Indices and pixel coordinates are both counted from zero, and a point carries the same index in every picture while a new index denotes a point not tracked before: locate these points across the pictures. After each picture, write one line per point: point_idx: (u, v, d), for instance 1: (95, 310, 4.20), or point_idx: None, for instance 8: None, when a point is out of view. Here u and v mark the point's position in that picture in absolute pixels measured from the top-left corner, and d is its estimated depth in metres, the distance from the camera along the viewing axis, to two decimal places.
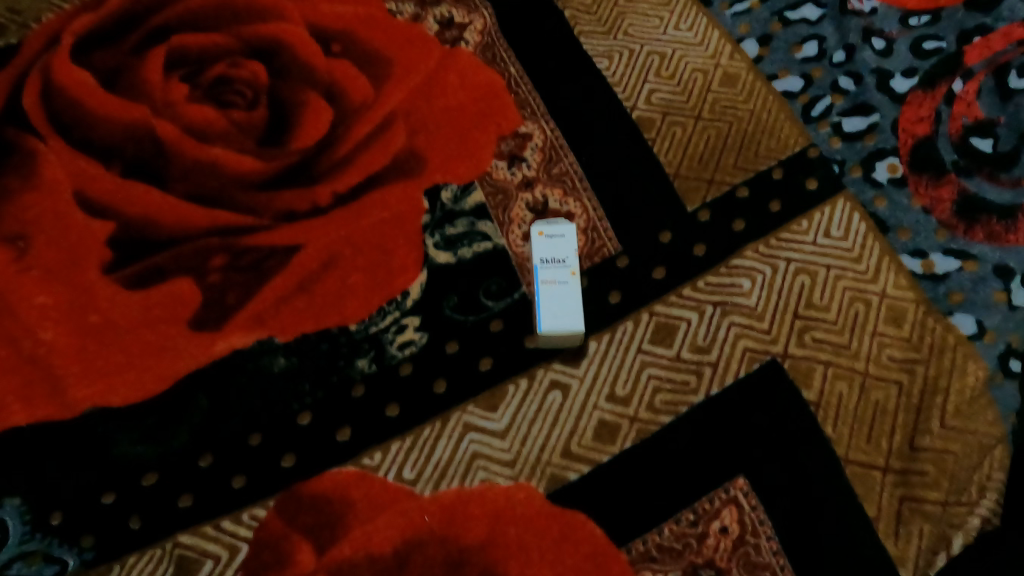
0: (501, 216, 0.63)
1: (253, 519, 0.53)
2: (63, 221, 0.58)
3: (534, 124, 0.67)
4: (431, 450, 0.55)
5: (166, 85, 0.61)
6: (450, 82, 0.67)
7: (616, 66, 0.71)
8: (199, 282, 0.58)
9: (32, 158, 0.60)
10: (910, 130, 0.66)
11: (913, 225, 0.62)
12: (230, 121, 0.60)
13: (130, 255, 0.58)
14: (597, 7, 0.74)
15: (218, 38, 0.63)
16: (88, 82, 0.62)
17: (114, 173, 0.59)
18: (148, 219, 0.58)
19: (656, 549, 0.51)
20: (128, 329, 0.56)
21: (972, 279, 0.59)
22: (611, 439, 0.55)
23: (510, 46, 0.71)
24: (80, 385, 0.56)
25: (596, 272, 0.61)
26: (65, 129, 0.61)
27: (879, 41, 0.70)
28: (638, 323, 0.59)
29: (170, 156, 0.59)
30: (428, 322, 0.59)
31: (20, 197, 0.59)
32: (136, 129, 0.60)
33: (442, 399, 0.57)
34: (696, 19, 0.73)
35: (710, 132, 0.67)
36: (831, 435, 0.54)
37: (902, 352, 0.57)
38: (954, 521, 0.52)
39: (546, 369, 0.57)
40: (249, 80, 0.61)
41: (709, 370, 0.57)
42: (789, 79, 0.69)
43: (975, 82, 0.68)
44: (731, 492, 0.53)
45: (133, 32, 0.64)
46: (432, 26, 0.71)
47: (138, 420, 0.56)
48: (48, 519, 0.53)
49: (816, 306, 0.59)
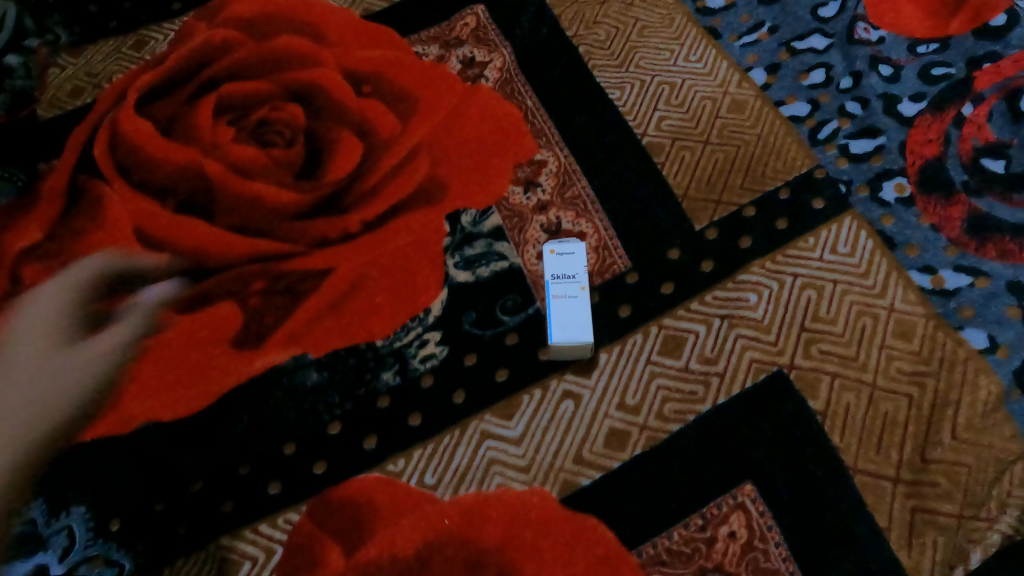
0: (518, 237, 0.67)
1: (287, 523, 0.57)
2: (125, 255, 0.65)
3: (549, 152, 0.71)
4: (451, 457, 0.58)
5: (215, 129, 0.67)
6: (471, 117, 0.72)
7: (628, 96, 0.75)
8: (241, 304, 0.63)
9: (99, 200, 0.67)
10: (918, 151, 0.67)
11: (921, 242, 0.63)
12: (271, 158, 0.66)
13: (181, 284, 0.63)
14: (611, 42, 0.79)
15: (262, 85, 0.70)
16: (148, 130, 0.69)
17: (169, 209, 0.65)
18: (198, 249, 0.64)
19: (666, 553, 0.53)
20: (177, 350, 0.62)
21: (984, 295, 0.60)
22: (621, 446, 0.57)
23: (528, 81, 0.76)
24: (135, 400, 0.61)
25: (607, 288, 0.64)
26: (127, 173, 0.67)
27: (886, 68, 0.73)
28: (647, 336, 0.61)
29: (216, 193, 0.65)
30: (448, 337, 0.63)
31: (89, 235, 0.66)
32: (189, 169, 0.66)
33: (461, 409, 0.60)
34: (705, 51, 0.77)
35: (718, 155, 0.70)
36: (839, 444, 0.56)
37: (912, 364, 0.58)
38: (972, 535, 0.52)
39: (559, 379, 0.60)
40: (288, 121, 0.67)
41: (716, 380, 0.59)
42: (796, 105, 0.72)
43: (986, 106, 0.69)
44: (739, 498, 0.54)
45: (188, 83, 0.71)
46: (456, 65, 0.77)
47: (185, 432, 0.61)
48: (109, 525, 0.57)
49: (824, 319, 0.61)
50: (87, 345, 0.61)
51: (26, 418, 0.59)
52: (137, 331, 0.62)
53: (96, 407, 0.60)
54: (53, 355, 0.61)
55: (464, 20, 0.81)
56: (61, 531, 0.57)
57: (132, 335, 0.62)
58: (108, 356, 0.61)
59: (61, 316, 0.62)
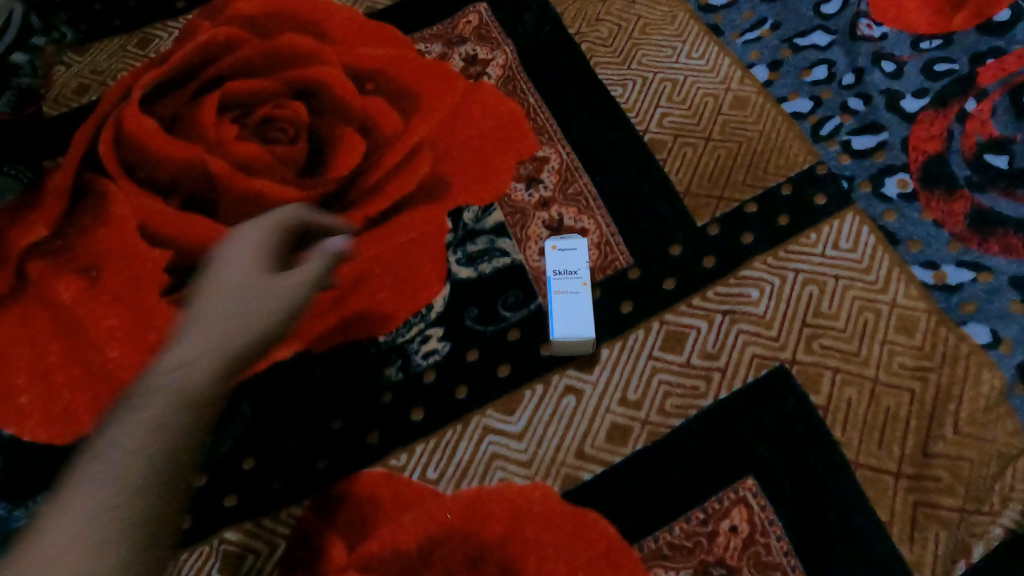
0: (520, 233, 0.67)
1: (290, 517, 0.57)
2: (130, 251, 0.65)
3: (551, 149, 0.72)
4: (453, 451, 0.58)
5: (220, 126, 0.68)
6: (474, 114, 0.73)
7: (630, 93, 0.75)
8: None
9: (105, 197, 0.67)
10: (921, 147, 0.67)
11: (924, 238, 0.63)
12: (275, 155, 0.66)
13: (185, 279, 0.63)
14: (613, 40, 0.79)
15: (266, 83, 0.70)
16: (153, 128, 0.69)
17: (173, 206, 0.66)
18: (201, 245, 0.64)
19: (668, 547, 0.53)
20: None
21: (987, 290, 0.60)
22: (623, 441, 0.57)
23: (530, 78, 0.76)
24: None
25: (609, 284, 0.64)
26: (132, 170, 0.68)
27: (889, 64, 0.72)
28: (649, 332, 0.62)
29: (221, 190, 0.66)
30: (450, 332, 0.63)
31: (94, 231, 0.66)
32: (193, 166, 0.66)
33: (464, 404, 0.60)
34: (707, 48, 0.77)
35: (721, 151, 0.70)
36: (840, 439, 0.56)
37: (914, 359, 0.58)
38: (975, 529, 0.52)
39: (561, 375, 0.60)
40: (291, 118, 0.68)
41: (717, 375, 0.59)
42: (798, 101, 0.72)
43: (989, 102, 0.69)
44: (740, 493, 0.54)
45: (192, 81, 0.72)
46: (458, 63, 0.78)
47: None
48: None
49: (825, 315, 0.61)
50: (285, 277, 0.58)
51: (209, 346, 0.54)
52: (315, 267, 0.59)
53: (265, 342, 0.58)
54: (259, 286, 0.56)
55: (467, 17, 0.82)
56: None
57: (319, 274, 0.59)
58: (303, 289, 0.58)
59: (272, 252, 0.59)
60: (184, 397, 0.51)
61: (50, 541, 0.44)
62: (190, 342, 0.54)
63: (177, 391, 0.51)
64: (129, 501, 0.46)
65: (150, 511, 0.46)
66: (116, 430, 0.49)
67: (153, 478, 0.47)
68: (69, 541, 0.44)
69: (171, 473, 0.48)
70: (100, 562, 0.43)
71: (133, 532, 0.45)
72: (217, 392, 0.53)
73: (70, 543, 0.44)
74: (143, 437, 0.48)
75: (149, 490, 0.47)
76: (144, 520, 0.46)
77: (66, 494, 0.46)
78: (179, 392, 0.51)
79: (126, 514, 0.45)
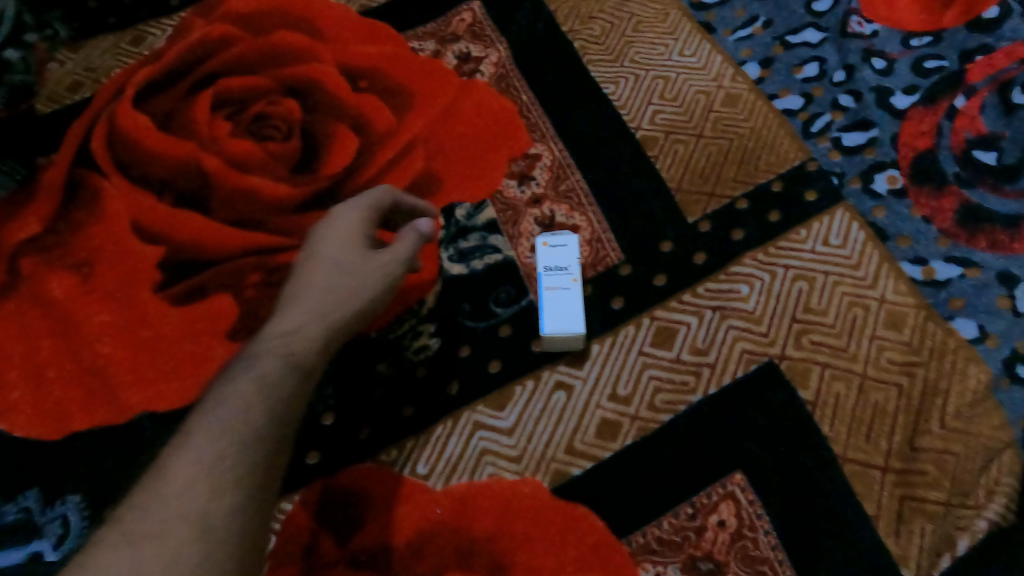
0: (511, 230, 0.67)
1: (280, 512, 0.57)
2: (123, 248, 0.65)
3: (544, 146, 0.72)
4: (444, 446, 0.59)
5: (213, 123, 0.68)
6: (467, 112, 0.73)
7: (622, 91, 0.75)
8: (237, 297, 0.63)
9: (98, 194, 0.67)
10: (910, 144, 0.67)
11: (913, 233, 0.63)
12: (268, 152, 0.66)
13: (178, 276, 0.64)
14: (606, 37, 0.79)
15: (258, 80, 0.70)
16: (146, 125, 0.69)
17: (166, 202, 0.66)
18: (194, 241, 0.65)
19: (656, 542, 0.53)
20: (174, 341, 0.62)
21: (975, 286, 0.60)
22: (612, 436, 0.58)
23: (523, 76, 0.77)
24: (132, 390, 0.61)
25: (600, 280, 0.65)
26: (125, 168, 0.68)
27: (880, 61, 0.73)
28: (639, 328, 0.62)
29: (213, 187, 0.66)
30: (441, 328, 0.63)
31: (87, 228, 0.66)
32: (187, 163, 0.67)
33: (454, 400, 0.60)
34: (699, 45, 0.77)
35: (712, 148, 0.70)
36: (828, 434, 0.56)
37: (902, 354, 0.58)
38: (960, 522, 0.52)
39: (552, 370, 0.61)
40: (284, 115, 0.68)
41: (707, 371, 0.59)
42: (789, 99, 0.72)
43: (978, 98, 0.69)
44: (729, 487, 0.55)
45: (186, 78, 0.72)
46: (451, 60, 0.78)
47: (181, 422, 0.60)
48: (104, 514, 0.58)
49: (815, 311, 0.61)
50: (384, 257, 0.53)
51: (319, 313, 0.50)
52: (408, 246, 0.54)
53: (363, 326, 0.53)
54: (357, 264, 0.53)
55: (460, 15, 0.82)
56: (56, 520, 0.58)
57: (410, 257, 0.54)
58: (394, 271, 0.53)
59: (368, 235, 0.55)
60: (296, 359, 0.47)
61: (176, 475, 0.39)
62: (297, 306, 0.50)
63: (275, 351, 0.47)
64: (235, 457, 0.41)
65: (261, 468, 0.41)
66: (224, 389, 0.44)
67: (266, 430, 0.42)
68: (183, 488, 0.39)
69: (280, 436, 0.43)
70: (213, 506, 0.38)
71: (234, 483, 0.40)
72: (322, 363, 0.48)
73: (187, 497, 0.38)
74: (257, 392, 0.44)
75: (259, 448, 0.42)
76: (254, 480, 0.40)
77: (166, 452, 0.41)
78: (290, 353, 0.47)
79: (232, 471, 0.40)
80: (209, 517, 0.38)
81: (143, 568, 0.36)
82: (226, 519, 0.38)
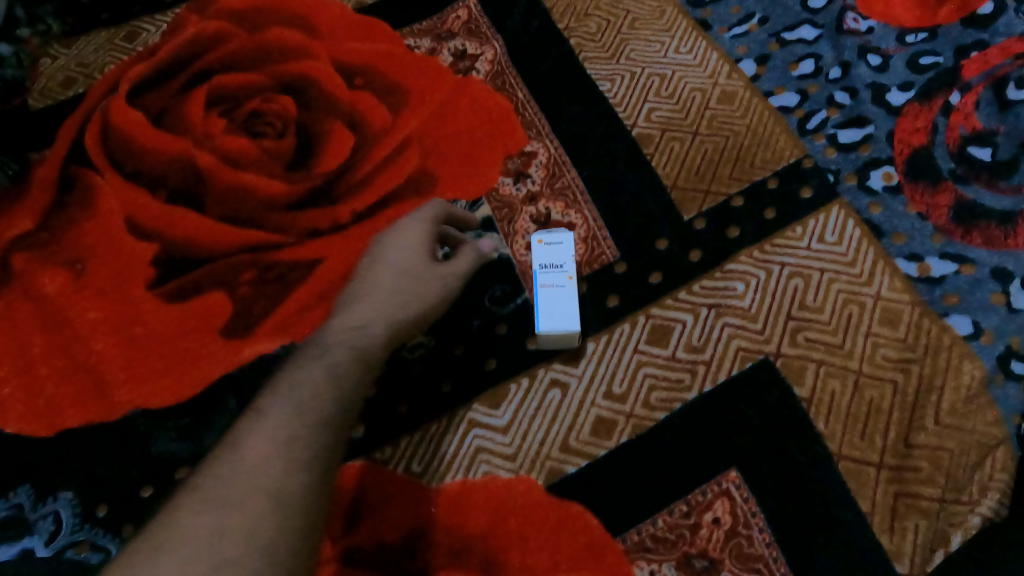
0: (507, 228, 0.67)
1: None
2: (116, 245, 0.65)
3: (539, 144, 0.72)
4: (438, 444, 0.58)
5: (207, 119, 0.67)
6: (462, 109, 0.73)
7: (618, 88, 0.75)
8: (231, 295, 0.63)
9: (91, 190, 0.67)
10: (906, 140, 0.67)
11: (908, 230, 0.63)
12: (263, 149, 0.66)
13: (172, 273, 0.64)
14: (602, 35, 0.79)
15: (253, 77, 0.70)
16: (140, 121, 0.69)
17: (160, 199, 0.66)
18: (188, 238, 0.64)
19: (651, 539, 0.53)
20: (167, 338, 0.62)
21: (969, 282, 0.60)
22: (607, 434, 0.57)
23: (519, 73, 0.76)
24: (125, 388, 0.61)
25: (595, 278, 0.64)
26: (119, 164, 0.68)
27: (875, 58, 0.73)
28: (634, 325, 0.62)
29: (207, 183, 0.65)
30: (436, 326, 0.63)
31: (80, 224, 0.66)
32: (180, 160, 0.66)
33: (449, 398, 0.60)
34: (696, 43, 0.77)
35: (708, 146, 0.70)
36: (823, 431, 0.56)
37: (898, 351, 0.58)
38: (954, 519, 0.52)
39: (547, 368, 0.61)
40: (278, 112, 0.67)
41: (702, 369, 0.59)
42: (785, 96, 0.72)
43: (973, 95, 0.69)
44: (723, 485, 0.54)
45: (180, 74, 0.72)
46: (447, 58, 0.78)
47: (174, 420, 0.61)
48: (96, 511, 0.58)
49: (810, 308, 0.61)
50: (445, 268, 0.57)
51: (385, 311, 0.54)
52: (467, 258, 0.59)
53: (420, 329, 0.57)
54: (420, 268, 0.57)
55: (456, 12, 0.82)
56: (46, 517, 0.58)
57: (467, 270, 0.59)
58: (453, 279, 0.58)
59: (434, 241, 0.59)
60: (363, 356, 0.52)
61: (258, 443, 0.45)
62: (362, 305, 0.55)
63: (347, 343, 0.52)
64: (310, 438, 0.46)
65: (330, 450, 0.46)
66: (297, 375, 0.49)
67: (334, 420, 0.48)
68: (262, 463, 0.44)
69: (346, 424, 0.48)
70: (289, 479, 0.44)
71: (307, 462, 0.45)
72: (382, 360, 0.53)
73: (263, 473, 0.43)
74: (330, 381, 0.49)
75: (328, 438, 0.47)
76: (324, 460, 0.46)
77: (243, 429, 0.46)
78: (356, 350, 0.52)
79: (308, 450, 0.45)
80: (283, 493, 0.43)
81: (229, 523, 0.41)
82: (300, 496, 0.43)
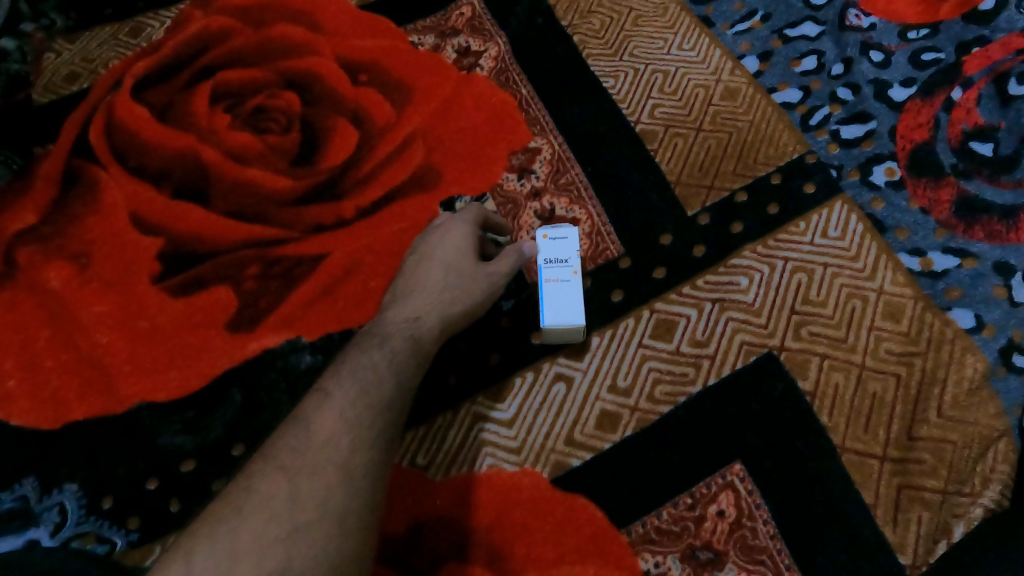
0: (511, 224, 0.68)
1: None
2: (120, 239, 0.65)
3: (543, 140, 0.72)
4: (443, 437, 0.59)
5: (212, 115, 0.68)
6: (466, 105, 0.73)
7: (621, 85, 0.75)
8: (236, 289, 0.63)
9: (95, 185, 0.67)
10: (908, 136, 0.68)
11: (911, 225, 0.63)
12: (266, 145, 0.66)
13: (176, 267, 0.64)
14: (605, 32, 0.79)
15: (258, 73, 0.70)
16: (145, 116, 0.69)
17: (165, 194, 0.66)
18: (192, 233, 0.65)
19: (655, 532, 0.54)
20: (171, 332, 0.62)
21: (972, 276, 0.60)
22: (612, 428, 0.58)
23: (523, 69, 0.77)
24: (129, 381, 0.61)
25: (599, 273, 0.65)
26: (124, 159, 0.68)
27: (878, 54, 0.73)
28: (639, 320, 0.62)
29: (212, 179, 0.66)
30: None
31: (84, 218, 0.66)
32: (186, 155, 0.67)
33: (455, 391, 0.60)
34: (698, 39, 0.77)
35: (711, 142, 0.70)
36: (827, 424, 0.56)
37: (901, 345, 0.58)
38: (956, 510, 0.52)
39: (552, 362, 0.61)
40: (283, 108, 0.68)
41: (707, 363, 0.59)
42: (788, 92, 0.72)
43: (975, 90, 0.69)
44: (728, 478, 0.55)
45: (184, 70, 0.72)
46: (451, 54, 0.78)
47: (179, 413, 0.61)
48: (101, 503, 0.58)
49: (814, 302, 0.61)
50: (495, 262, 0.58)
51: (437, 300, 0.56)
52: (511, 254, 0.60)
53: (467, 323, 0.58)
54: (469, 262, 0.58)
55: (459, 10, 0.82)
56: (52, 508, 0.58)
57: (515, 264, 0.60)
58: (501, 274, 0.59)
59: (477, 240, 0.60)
60: (418, 345, 0.53)
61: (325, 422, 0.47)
62: (417, 297, 0.56)
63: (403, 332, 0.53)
64: (373, 419, 0.47)
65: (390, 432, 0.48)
66: (358, 360, 0.51)
67: (395, 404, 0.49)
68: (329, 440, 0.46)
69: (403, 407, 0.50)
70: (355, 456, 0.45)
71: (371, 441, 0.46)
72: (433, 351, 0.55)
73: (332, 449, 0.45)
74: (390, 367, 0.51)
75: (391, 421, 0.48)
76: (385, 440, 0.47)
77: (311, 407, 0.48)
78: (413, 341, 0.53)
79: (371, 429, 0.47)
80: (352, 469, 0.45)
81: (301, 494, 0.43)
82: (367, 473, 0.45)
